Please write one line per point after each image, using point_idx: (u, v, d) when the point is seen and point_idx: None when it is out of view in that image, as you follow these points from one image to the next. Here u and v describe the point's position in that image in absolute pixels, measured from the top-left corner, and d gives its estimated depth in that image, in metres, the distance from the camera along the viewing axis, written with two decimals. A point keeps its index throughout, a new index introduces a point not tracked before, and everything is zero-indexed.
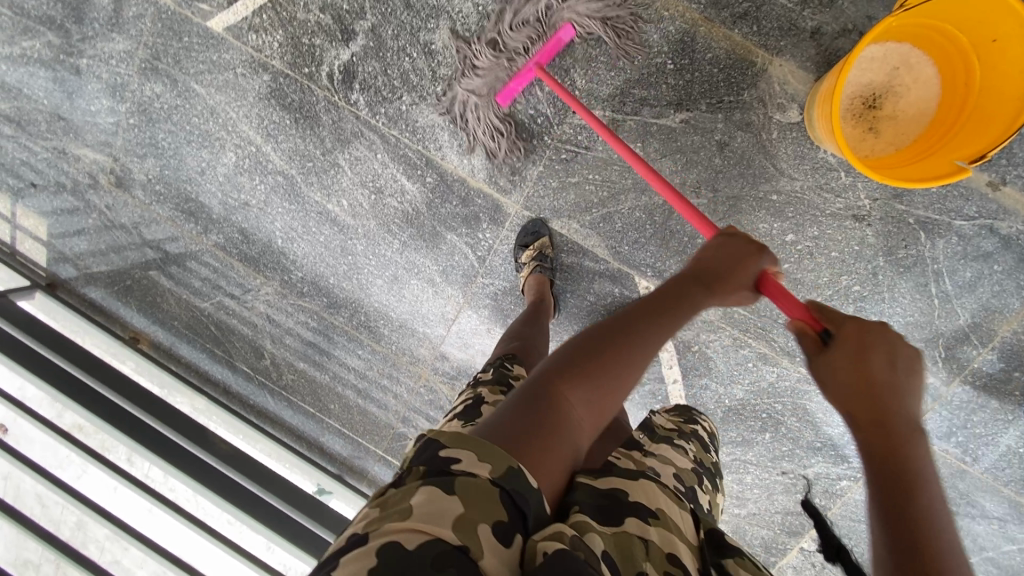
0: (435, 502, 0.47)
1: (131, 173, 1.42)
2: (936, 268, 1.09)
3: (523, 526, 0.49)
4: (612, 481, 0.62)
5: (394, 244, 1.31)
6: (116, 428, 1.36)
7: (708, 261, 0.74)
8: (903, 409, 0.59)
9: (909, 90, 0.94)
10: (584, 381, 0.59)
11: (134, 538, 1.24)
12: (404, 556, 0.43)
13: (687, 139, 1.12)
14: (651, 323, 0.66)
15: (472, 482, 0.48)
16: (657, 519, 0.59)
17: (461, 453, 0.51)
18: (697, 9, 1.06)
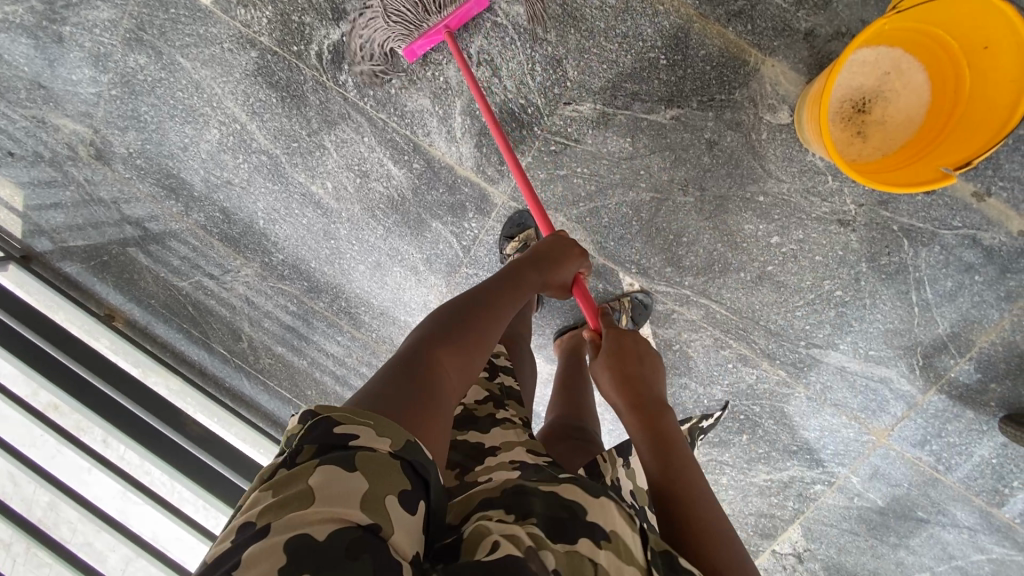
0: (336, 483, 0.46)
1: (111, 145, 1.38)
2: (917, 276, 1.10)
3: (426, 493, 0.50)
4: (574, 491, 0.59)
5: (378, 230, 1.29)
6: (93, 409, 1.33)
7: (543, 253, 0.88)
8: (650, 385, 0.82)
9: (898, 96, 0.94)
10: (454, 348, 0.64)
11: (106, 524, 1.22)
12: (314, 546, 0.42)
13: (677, 136, 1.11)
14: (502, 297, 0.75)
15: (372, 458, 0.47)
16: (610, 543, 0.55)
17: (356, 429, 0.49)
18: (692, 4, 1.05)
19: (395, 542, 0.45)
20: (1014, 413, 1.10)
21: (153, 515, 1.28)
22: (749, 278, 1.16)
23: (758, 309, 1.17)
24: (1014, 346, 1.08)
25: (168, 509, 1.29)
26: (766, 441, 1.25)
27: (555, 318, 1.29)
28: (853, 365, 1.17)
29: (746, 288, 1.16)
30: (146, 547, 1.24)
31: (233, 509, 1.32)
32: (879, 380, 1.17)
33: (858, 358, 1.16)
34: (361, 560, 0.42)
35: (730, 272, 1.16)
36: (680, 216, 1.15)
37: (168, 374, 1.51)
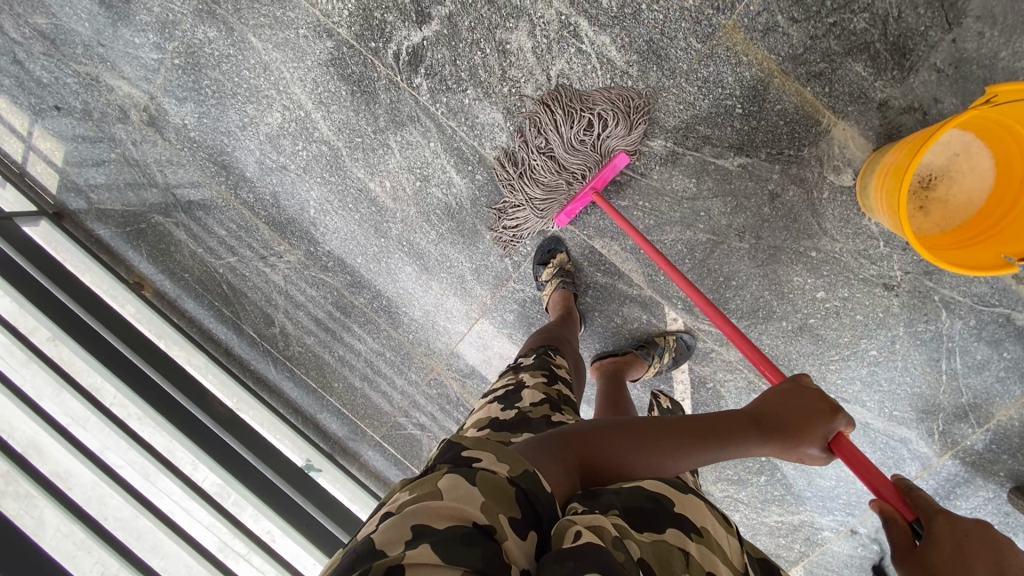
0: (461, 487, 0.49)
1: (166, 113, 1.36)
2: (950, 345, 1.14)
3: (537, 524, 0.51)
4: (659, 487, 0.64)
5: (430, 235, 1.30)
6: (93, 355, 1.32)
7: (766, 414, 0.79)
8: None
9: (964, 178, 0.97)
10: (606, 440, 0.69)
11: (99, 470, 1.17)
12: (434, 530, 0.45)
13: (741, 183, 1.14)
14: (693, 433, 0.74)
15: (492, 477, 0.51)
16: (700, 538, 0.59)
17: (482, 453, 0.54)
18: (775, 60, 1.07)
19: (506, 550, 0.47)
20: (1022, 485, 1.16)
21: (151, 470, 1.25)
22: (790, 327, 1.21)
23: (793, 358, 1.22)
24: None
25: (171, 467, 1.28)
26: (782, 485, 1.31)
27: (594, 342, 1.32)
28: (877, 423, 1.23)
29: (786, 337, 1.21)
30: (140, 499, 1.19)
31: (252, 492, 1.34)
32: (897, 439, 1.23)
33: (882, 417, 1.22)
34: (473, 551, 0.44)
35: (772, 320, 1.21)
36: (732, 260, 1.19)
37: (194, 350, 1.52)
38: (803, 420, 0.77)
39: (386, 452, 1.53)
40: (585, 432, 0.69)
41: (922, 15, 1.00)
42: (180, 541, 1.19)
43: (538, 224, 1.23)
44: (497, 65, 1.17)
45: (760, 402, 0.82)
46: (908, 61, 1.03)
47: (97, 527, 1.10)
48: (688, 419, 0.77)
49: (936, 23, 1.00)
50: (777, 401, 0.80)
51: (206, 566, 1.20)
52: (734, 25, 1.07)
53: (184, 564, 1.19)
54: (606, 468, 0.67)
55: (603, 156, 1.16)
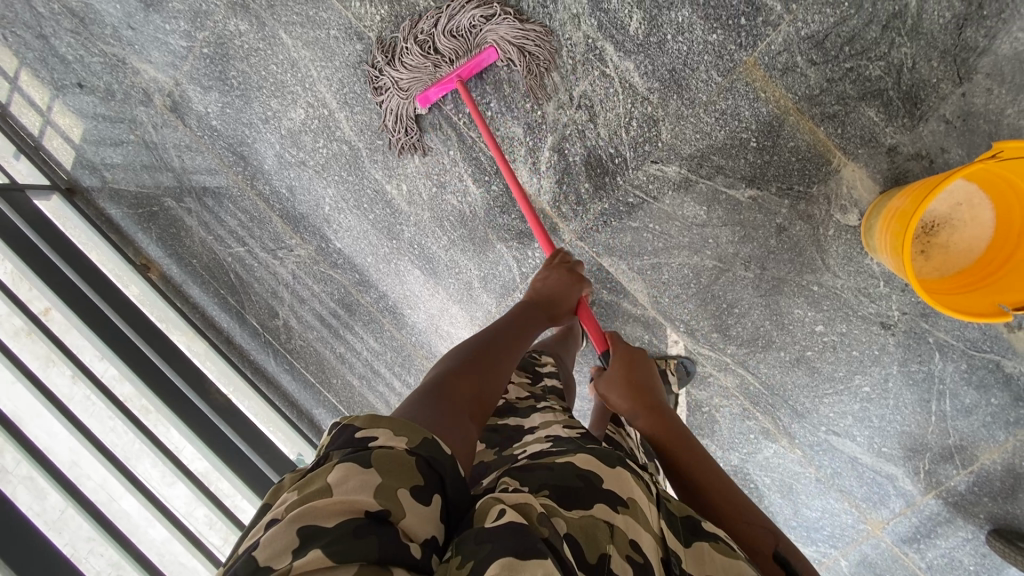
0: (351, 478, 0.48)
1: (189, 100, 1.37)
2: (940, 387, 1.17)
3: (441, 487, 0.52)
4: (590, 463, 0.64)
5: (442, 240, 1.32)
6: (92, 329, 1.33)
7: (545, 298, 1.05)
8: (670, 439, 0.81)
9: (965, 226, 1.01)
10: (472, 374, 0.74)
11: (90, 444, 1.17)
12: (322, 532, 0.43)
13: (750, 215, 1.17)
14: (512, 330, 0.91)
15: (388, 456, 0.50)
16: (626, 509, 0.59)
17: (376, 431, 0.53)
18: (792, 99, 1.11)
19: (405, 527, 0.46)
20: (1001, 528, 1.19)
21: (142, 449, 1.25)
22: (788, 358, 1.23)
23: (789, 388, 1.25)
24: (1014, 469, 1.16)
25: (161, 449, 1.28)
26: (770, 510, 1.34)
27: (596, 358, 1.33)
28: (865, 457, 1.26)
29: (783, 367, 1.24)
30: (128, 475, 1.19)
31: (242, 481, 1.34)
32: (884, 476, 1.26)
33: (871, 452, 1.25)
34: (366, 541, 0.43)
35: (771, 349, 1.24)
36: (736, 288, 1.22)
37: (195, 336, 1.52)
38: (559, 297, 1.06)
39: None
40: (447, 377, 0.71)
41: (935, 67, 1.05)
42: (163, 520, 1.19)
43: (404, 107, 1.23)
44: (522, 81, 1.20)
45: (534, 292, 1.07)
46: (919, 110, 1.07)
47: (85, 500, 1.10)
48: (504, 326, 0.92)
49: (947, 76, 1.04)
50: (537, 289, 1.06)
51: (187, 548, 1.19)
52: (755, 62, 1.10)
53: (165, 544, 1.18)
54: (481, 390, 0.72)
55: (468, 43, 1.17)
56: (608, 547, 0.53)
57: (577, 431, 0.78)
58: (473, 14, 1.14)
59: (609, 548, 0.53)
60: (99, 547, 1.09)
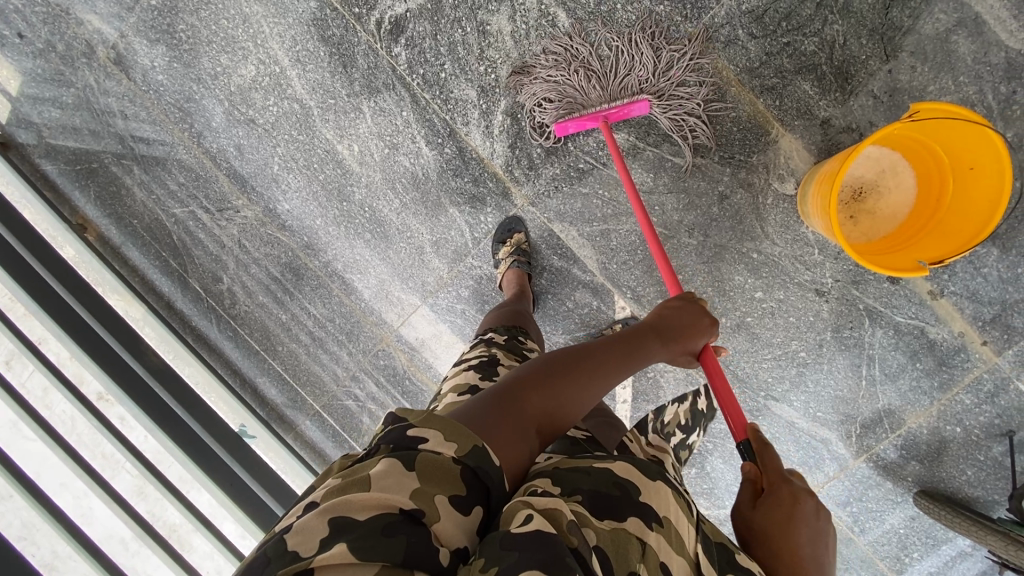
0: (393, 476, 0.51)
1: (134, 54, 1.33)
2: (870, 353, 1.22)
3: (483, 499, 0.54)
4: (629, 472, 0.64)
5: (394, 203, 1.30)
6: (35, 300, 1.31)
7: (667, 324, 0.93)
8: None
9: (891, 192, 1.07)
10: (543, 391, 0.72)
11: (37, 426, 1.17)
12: (355, 523, 0.46)
13: (695, 182, 1.21)
14: (619, 352, 0.85)
15: (435, 460, 0.53)
16: (661, 527, 0.59)
17: (428, 432, 0.55)
18: (733, 71, 1.16)
19: (438, 531, 0.49)
20: (926, 490, 1.25)
21: (90, 432, 1.23)
22: (729, 324, 1.27)
23: (730, 354, 1.29)
24: (937, 432, 1.22)
25: (106, 426, 1.25)
26: (712, 478, 1.38)
27: (545, 324, 1.34)
28: (802, 423, 1.30)
29: (725, 333, 1.28)
30: (73, 457, 1.19)
31: (177, 447, 1.30)
32: (819, 440, 1.30)
33: (807, 417, 1.29)
34: (396, 538, 0.46)
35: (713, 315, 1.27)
36: (681, 255, 1.25)
37: (132, 300, 1.44)
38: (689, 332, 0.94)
39: (324, 422, 1.44)
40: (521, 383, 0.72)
41: (864, 45, 1.12)
42: (100, 494, 1.18)
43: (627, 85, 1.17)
44: (476, 44, 1.21)
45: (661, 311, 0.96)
46: (850, 85, 1.13)
47: (28, 484, 1.11)
48: (612, 341, 0.86)
49: (875, 54, 1.12)
50: (673, 316, 0.95)
51: (126, 524, 1.18)
52: (700, 33, 1.15)
53: (110, 529, 1.16)
54: (548, 413, 0.71)
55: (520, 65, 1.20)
56: (637, 567, 0.54)
57: (581, 432, 0.86)
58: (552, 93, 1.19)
59: (638, 568, 0.54)
60: (42, 527, 1.09)
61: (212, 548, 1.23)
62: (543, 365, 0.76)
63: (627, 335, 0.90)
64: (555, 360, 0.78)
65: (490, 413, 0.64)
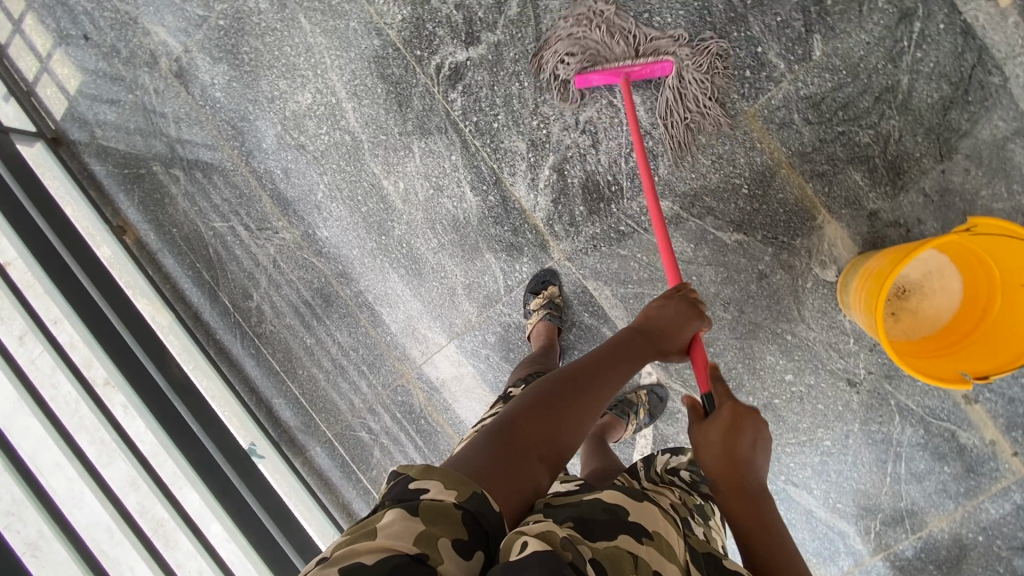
0: (399, 523, 0.51)
1: (196, 69, 1.35)
2: (897, 450, 1.20)
3: (485, 543, 0.54)
4: (617, 498, 0.65)
5: (431, 243, 1.31)
6: (55, 285, 1.32)
7: (652, 328, 0.94)
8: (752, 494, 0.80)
9: (935, 295, 1.05)
10: (536, 421, 0.73)
11: (36, 406, 1.17)
12: (361, 567, 0.47)
13: (735, 258, 1.21)
14: (609, 365, 0.86)
15: (437, 506, 0.54)
16: (651, 540, 0.59)
17: (427, 483, 0.56)
18: (785, 153, 1.16)
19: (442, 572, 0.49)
20: None
21: (91, 422, 1.24)
22: (756, 402, 1.25)
23: None
24: (959, 539, 1.19)
25: (107, 416, 1.26)
26: None
27: None
28: (820, 512, 1.27)
29: None
30: (69, 443, 1.18)
31: (189, 465, 1.31)
32: (836, 532, 1.27)
33: (826, 506, 1.26)
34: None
35: (740, 392, 1.26)
36: (713, 328, 1.24)
37: (161, 308, 1.45)
38: (675, 330, 0.95)
39: (334, 452, 1.43)
40: (514, 420, 0.73)
41: (919, 142, 1.11)
42: (90, 484, 1.17)
43: (661, 45, 1.15)
44: (532, 98, 1.22)
45: (646, 316, 0.97)
46: (901, 181, 1.13)
47: (19, 464, 1.09)
48: (600, 357, 0.87)
49: (929, 153, 1.11)
50: (657, 317, 0.95)
51: (112, 518, 1.17)
52: (755, 113, 1.16)
53: (95, 518, 1.15)
54: (543, 443, 0.72)
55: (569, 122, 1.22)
56: None
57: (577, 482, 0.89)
58: (576, 45, 1.16)
59: None
60: (25, 514, 1.07)
61: (194, 549, 1.24)
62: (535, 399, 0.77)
63: (614, 346, 0.91)
64: (546, 385, 0.80)
65: (485, 457, 0.66)
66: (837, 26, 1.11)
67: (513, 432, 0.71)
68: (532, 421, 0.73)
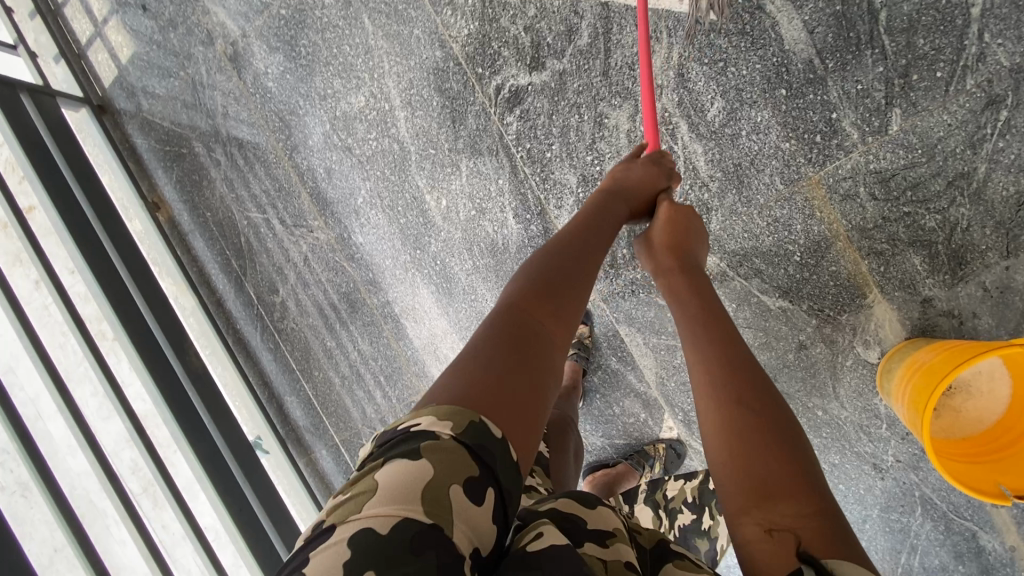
0: (404, 478, 0.49)
1: (251, 55, 1.33)
2: (914, 542, 1.17)
3: (493, 480, 0.52)
4: (570, 506, 0.62)
5: (466, 264, 1.27)
6: (75, 243, 1.33)
7: (624, 192, 0.92)
8: (694, 265, 0.85)
9: (981, 396, 1.01)
10: (536, 302, 0.70)
11: (43, 367, 1.18)
12: (375, 543, 0.44)
13: (776, 324, 1.19)
14: (593, 231, 0.83)
15: (437, 445, 0.51)
16: (614, 539, 0.58)
17: (422, 422, 0.54)
18: (845, 226, 1.12)
19: (457, 532, 0.47)
20: None
21: (98, 394, 1.25)
22: None
23: None
24: None
25: (109, 379, 1.27)
26: None
27: (585, 419, 1.31)
28: None
29: None
30: (67, 401, 1.19)
31: (198, 460, 1.33)
32: None
33: None
34: (426, 558, 0.44)
35: None
36: None
37: (185, 290, 1.47)
38: (647, 187, 0.93)
39: (339, 457, 1.42)
40: (506, 306, 0.69)
41: (987, 235, 1.05)
42: (82, 446, 1.18)
43: None
44: (590, 133, 1.16)
45: (612, 181, 0.94)
46: (961, 271, 1.07)
47: (15, 417, 1.10)
48: (579, 225, 0.84)
49: (996, 246, 1.05)
50: (623, 179, 0.93)
51: (101, 482, 1.17)
52: (819, 181, 1.12)
53: (84, 477, 1.16)
54: (546, 316, 0.69)
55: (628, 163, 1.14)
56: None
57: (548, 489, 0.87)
58: None
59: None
60: (16, 468, 1.08)
61: (179, 522, 1.25)
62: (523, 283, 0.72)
63: (593, 212, 0.87)
64: (532, 265, 0.76)
65: (485, 353, 0.62)
66: (919, 102, 1.04)
67: (509, 321, 0.67)
68: (527, 300, 0.70)
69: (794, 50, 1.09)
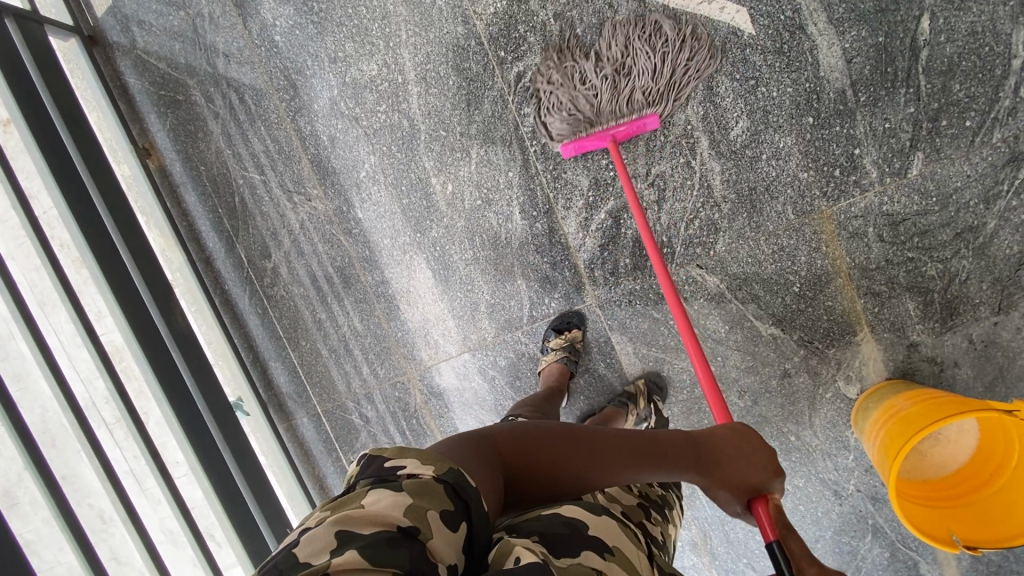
0: (388, 497, 0.50)
1: (259, 4, 1.25)
2: (859, 564, 1.25)
3: (467, 514, 0.52)
4: (575, 512, 0.64)
5: (465, 254, 1.25)
6: (54, 181, 1.25)
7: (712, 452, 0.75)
8: None
9: (948, 444, 1.05)
10: (522, 451, 0.67)
11: (9, 293, 1.11)
12: (357, 537, 0.45)
13: (765, 350, 1.20)
14: (637, 453, 0.72)
15: (420, 482, 0.51)
16: (613, 556, 0.59)
17: (405, 460, 0.54)
18: (848, 264, 1.12)
19: (432, 548, 0.47)
20: None
21: (69, 330, 1.20)
22: None
23: None
24: None
25: (81, 317, 1.22)
26: None
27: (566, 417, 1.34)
28: None
29: None
30: (33, 331, 1.12)
31: (170, 408, 1.31)
32: None
33: None
34: (399, 550, 0.45)
35: None
36: None
37: (173, 245, 1.43)
38: (741, 473, 0.72)
39: (318, 424, 1.46)
40: (501, 433, 0.69)
41: (983, 289, 1.06)
42: (48, 377, 1.12)
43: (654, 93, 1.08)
44: None
45: (710, 431, 0.78)
46: (951, 320, 1.08)
47: None
48: (626, 437, 0.73)
49: (989, 301, 1.06)
50: (721, 441, 0.76)
51: (67, 415, 1.13)
52: (830, 216, 1.11)
53: (46, 412, 1.10)
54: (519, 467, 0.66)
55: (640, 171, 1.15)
56: None
57: None
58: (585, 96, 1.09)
59: None
60: None
61: (149, 466, 1.24)
62: (531, 430, 0.70)
63: (654, 440, 0.75)
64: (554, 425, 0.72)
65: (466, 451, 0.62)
66: (943, 149, 1.03)
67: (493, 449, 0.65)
68: (520, 444, 0.68)
69: (829, 78, 1.06)
